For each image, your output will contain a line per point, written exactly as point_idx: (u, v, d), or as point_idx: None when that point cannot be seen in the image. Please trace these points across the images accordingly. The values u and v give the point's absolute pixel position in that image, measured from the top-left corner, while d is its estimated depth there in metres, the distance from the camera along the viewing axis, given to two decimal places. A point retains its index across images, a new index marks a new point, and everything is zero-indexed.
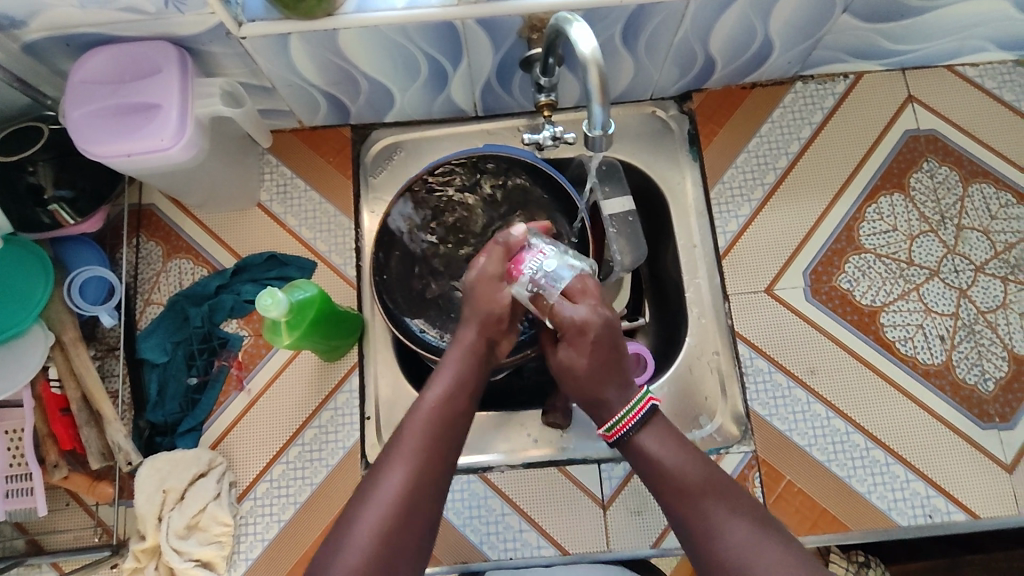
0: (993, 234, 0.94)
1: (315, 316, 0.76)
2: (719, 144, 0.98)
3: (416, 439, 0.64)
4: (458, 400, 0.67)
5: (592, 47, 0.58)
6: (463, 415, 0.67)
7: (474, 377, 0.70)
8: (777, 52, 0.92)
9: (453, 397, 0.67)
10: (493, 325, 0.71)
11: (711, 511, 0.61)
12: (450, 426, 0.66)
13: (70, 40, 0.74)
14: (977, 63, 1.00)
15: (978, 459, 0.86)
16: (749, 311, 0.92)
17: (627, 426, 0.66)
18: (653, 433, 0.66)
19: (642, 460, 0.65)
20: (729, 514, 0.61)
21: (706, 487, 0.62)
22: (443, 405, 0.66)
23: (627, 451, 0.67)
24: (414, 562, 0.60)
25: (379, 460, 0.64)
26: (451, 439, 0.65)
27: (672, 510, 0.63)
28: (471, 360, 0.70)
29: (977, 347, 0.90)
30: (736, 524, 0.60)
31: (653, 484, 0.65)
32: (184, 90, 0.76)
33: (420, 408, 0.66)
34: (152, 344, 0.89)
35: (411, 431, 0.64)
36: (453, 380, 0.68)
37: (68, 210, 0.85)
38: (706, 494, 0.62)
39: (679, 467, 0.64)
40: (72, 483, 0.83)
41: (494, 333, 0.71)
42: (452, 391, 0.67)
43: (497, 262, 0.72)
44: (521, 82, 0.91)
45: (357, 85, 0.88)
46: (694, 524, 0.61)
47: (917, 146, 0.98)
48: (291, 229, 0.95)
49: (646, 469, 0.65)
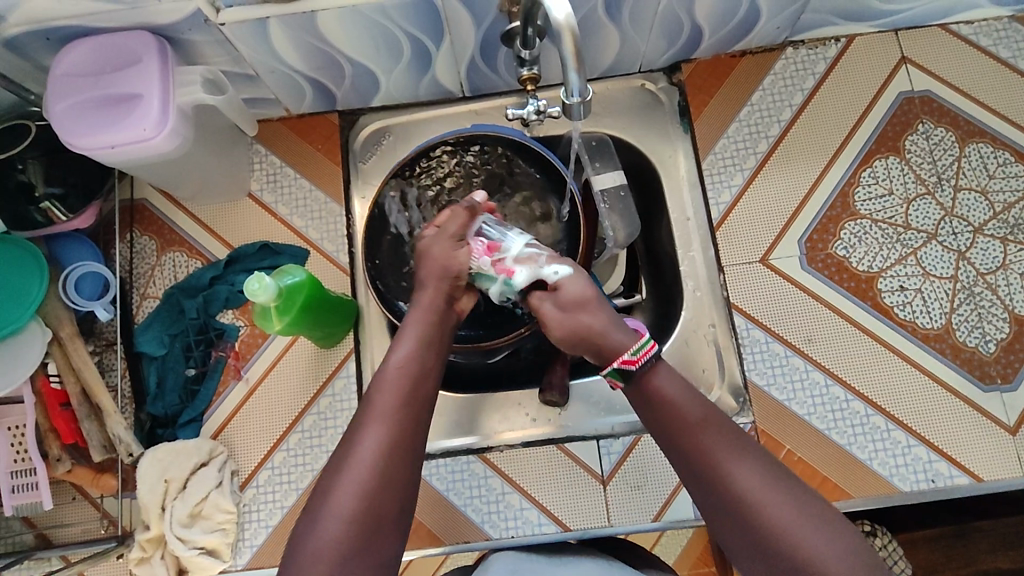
0: (991, 194, 0.92)
1: (305, 300, 0.76)
2: (710, 114, 0.97)
3: (385, 398, 0.63)
4: (424, 356, 0.66)
5: (566, 13, 0.57)
6: (431, 368, 0.66)
7: (436, 337, 0.68)
8: (765, 18, 0.91)
9: (419, 352, 0.66)
10: (450, 281, 0.70)
11: (724, 453, 0.59)
12: (419, 386, 0.64)
13: (50, 34, 0.74)
14: (971, 21, 0.98)
15: (979, 421, 0.86)
16: (744, 282, 0.92)
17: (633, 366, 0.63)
18: (660, 373, 0.63)
19: (654, 401, 0.62)
20: (741, 457, 0.59)
21: (719, 432, 0.60)
22: (410, 363, 0.65)
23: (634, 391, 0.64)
24: (400, 518, 0.60)
25: (353, 423, 0.63)
26: (421, 398, 0.64)
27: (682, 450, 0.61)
28: (430, 319, 0.68)
29: (977, 309, 0.89)
30: (748, 468, 0.58)
31: (663, 427, 0.62)
32: (165, 79, 0.76)
33: (386, 369, 0.65)
34: (149, 337, 0.90)
35: (379, 392, 0.63)
36: (418, 337, 0.67)
37: (59, 207, 0.86)
38: (719, 436, 0.60)
39: (691, 408, 0.61)
40: (76, 475, 0.85)
41: (452, 290, 0.70)
42: (417, 347, 0.66)
43: (458, 227, 0.70)
44: (505, 58, 0.90)
45: (341, 69, 0.88)
46: (708, 467, 0.59)
47: (912, 108, 0.96)
48: (282, 217, 0.95)
49: (654, 410, 0.62)
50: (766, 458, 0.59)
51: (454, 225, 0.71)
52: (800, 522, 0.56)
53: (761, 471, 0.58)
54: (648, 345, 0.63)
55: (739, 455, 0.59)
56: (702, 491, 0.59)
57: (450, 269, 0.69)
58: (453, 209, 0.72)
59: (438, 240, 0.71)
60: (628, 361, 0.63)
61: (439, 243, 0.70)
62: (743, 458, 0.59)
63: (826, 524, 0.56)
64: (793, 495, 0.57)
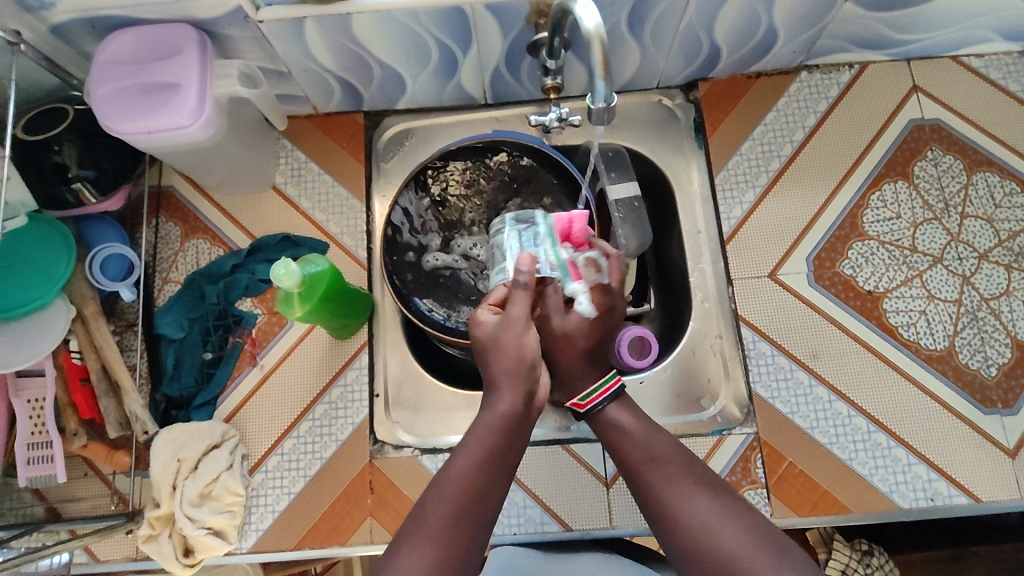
0: (996, 222, 0.95)
1: (326, 290, 0.78)
2: (725, 131, 0.99)
3: (441, 510, 0.63)
4: (487, 466, 0.66)
5: (595, 23, 0.60)
6: (490, 484, 0.65)
7: (500, 451, 0.66)
8: (781, 41, 0.93)
9: (480, 468, 0.65)
10: (526, 369, 0.68)
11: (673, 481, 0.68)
12: (476, 501, 0.64)
13: (96, 22, 0.77)
14: (982, 54, 1.01)
15: (978, 442, 0.87)
16: (752, 296, 0.94)
17: (598, 398, 0.74)
18: (623, 413, 0.74)
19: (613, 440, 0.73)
20: (689, 491, 0.67)
21: (672, 461, 0.69)
22: (467, 479, 0.65)
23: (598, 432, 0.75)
24: None
25: (403, 535, 0.64)
26: (477, 513, 0.64)
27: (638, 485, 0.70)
28: (497, 433, 0.66)
29: (980, 333, 0.91)
30: (692, 497, 0.66)
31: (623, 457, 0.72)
32: (204, 70, 0.79)
33: (442, 481, 0.65)
34: (168, 320, 0.92)
35: (433, 506, 0.64)
36: (479, 450, 0.66)
37: (91, 189, 0.88)
38: (666, 471, 0.69)
39: (644, 447, 0.71)
40: (90, 451, 0.87)
41: (527, 383, 0.68)
42: (477, 460, 0.65)
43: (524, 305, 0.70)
44: (529, 67, 0.93)
45: (370, 70, 0.90)
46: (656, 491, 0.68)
47: (921, 135, 0.98)
48: (304, 211, 0.98)
49: (613, 449, 0.73)
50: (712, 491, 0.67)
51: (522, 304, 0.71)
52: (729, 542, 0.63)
53: (705, 503, 0.66)
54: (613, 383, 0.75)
55: (685, 487, 0.67)
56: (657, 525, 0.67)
57: (523, 355, 0.68)
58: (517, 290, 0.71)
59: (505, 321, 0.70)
60: (580, 403, 0.74)
61: (504, 328, 0.69)
62: (686, 488, 0.67)
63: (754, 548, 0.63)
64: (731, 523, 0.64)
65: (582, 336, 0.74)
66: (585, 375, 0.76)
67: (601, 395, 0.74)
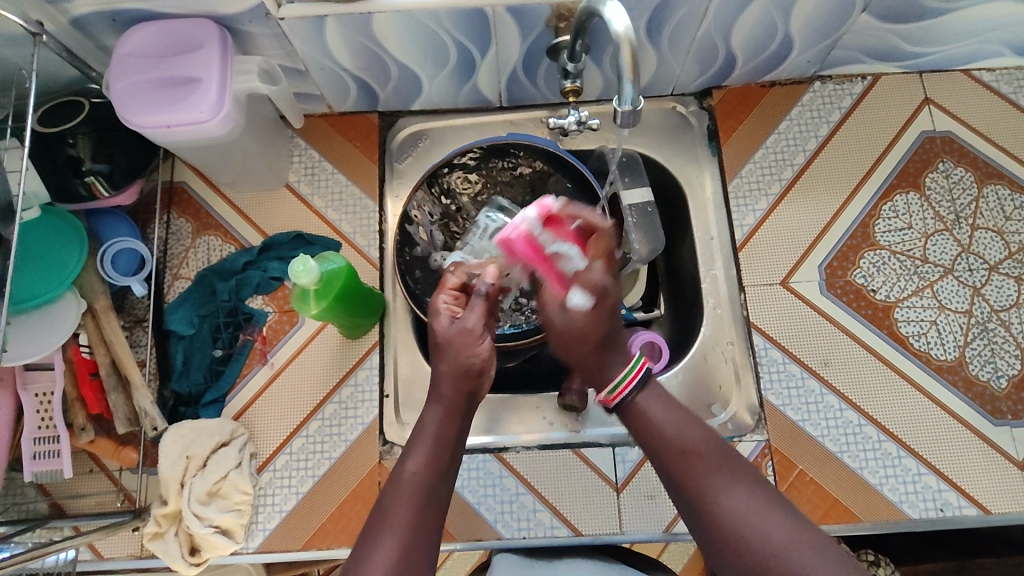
0: (1007, 234, 0.95)
1: (341, 288, 0.78)
2: (739, 138, 1.00)
3: (402, 504, 0.64)
4: (440, 461, 0.68)
5: (625, 26, 0.60)
6: (444, 475, 0.68)
7: (450, 443, 0.69)
8: (797, 50, 0.94)
9: (433, 459, 0.67)
10: (471, 378, 0.69)
11: (712, 476, 0.64)
12: (432, 491, 0.66)
13: (117, 15, 0.77)
14: (993, 68, 1.02)
15: (988, 453, 0.87)
16: (765, 304, 0.94)
17: (627, 388, 0.68)
18: (649, 395, 0.68)
19: (642, 426, 0.67)
20: (728, 481, 0.63)
21: (706, 445, 0.65)
22: (424, 470, 0.66)
23: (627, 416, 0.69)
24: None
25: (366, 533, 0.64)
26: (435, 505, 0.66)
27: (671, 472, 0.66)
28: (448, 424, 0.69)
29: (990, 344, 0.91)
30: (733, 489, 0.63)
31: (655, 455, 0.67)
32: (225, 66, 0.79)
33: (399, 475, 0.66)
34: (179, 316, 0.92)
35: (394, 499, 0.65)
36: (432, 442, 0.68)
37: (103, 182, 0.88)
38: (705, 459, 0.64)
39: (677, 433, 0.66)
40: (98, 446, 0.85)
41: (473, 388, 0.70)
42: (430, 451, 0.68)
43: (479, 320, 0.70)
44: (546, 71, 0.93)
45: (387, 70, 0.90)
46: (698, 492, 0.63)
47: (933, 147, 0.99)
48: (318, 210, 0.97)
49: (643, 433, 0.67)
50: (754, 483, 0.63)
51: (474, 318, 0.71)
52: (793, 542, 0.59)
53: (745, 494, 0.62)
54: (641, 365, 0.69)
55: (721, 478, 0.64)
56: (694, 516, 0.64)
57: (471, 367, 0.69)
58: (472, 300, 0.72)
59: (457, 333, 0.70)
60: (607, 398, 0.69)
61: (460, 337, 0.69)
62: (726, 479, 0.63)
63: (814, 545, 0.59)
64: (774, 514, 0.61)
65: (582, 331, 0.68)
66: (613, 359, 0.69)
67: (628, 385, 0.68)
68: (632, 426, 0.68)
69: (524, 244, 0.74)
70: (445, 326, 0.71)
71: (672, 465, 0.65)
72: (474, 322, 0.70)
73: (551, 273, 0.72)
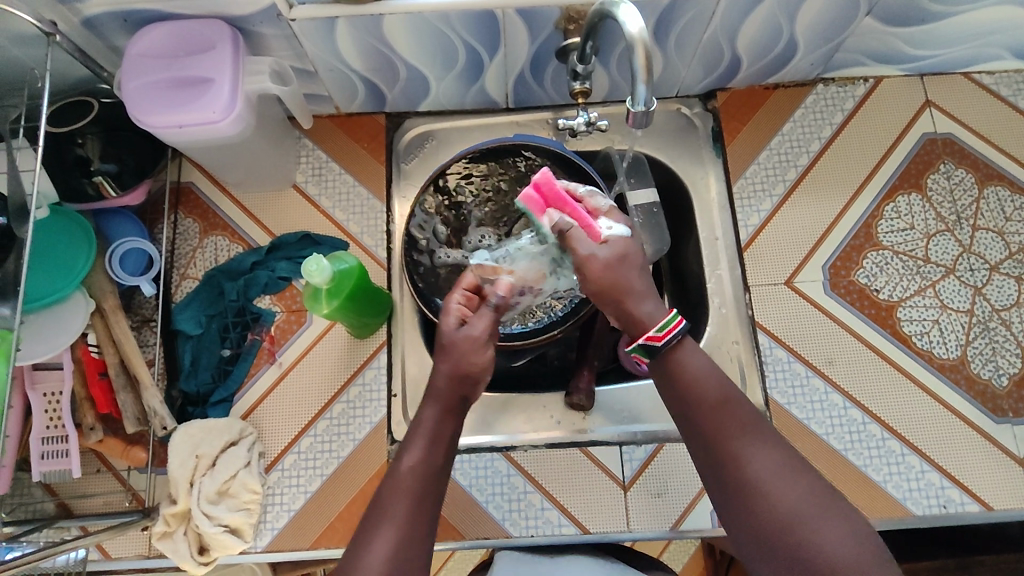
0: (1007, 235, 0.97)
1: (353, 288, 0.79)
2: (743, 140, 1.01)
3: (398, 498, 0.64)
4: (436, 456, 0.67)
5: (639, 28, 0.61)
6: (441, 471, 0.67)
7: (446, 438, 0.69)
8: (801, 53, 0.95)
9: (429, 454, 0.67)
10: (468, 383, 0.70)
11: (743, 440, 0.61)
12: (430, 487, 0.66)
13: (128, 16, 0.77)
14: (992, 72, 1.04)
15: (990, 451, 0.88)
16: (769, 304, 0.95)
17: (672, 335, 0.64)
18: (691, 348, 0.65)
19: (676, 376, 0.64)
20: (758, 446, 0.61)
21: (737, 410, 0.63)
22: (421, 465, 0.66)
23: (660, 366, 0.65)
24: None
25: (363, 527, 0.64)
26: (434, 499, 0.66)
27: (700, 427, 0.63)
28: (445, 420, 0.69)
29: (991, 343, 0.92)
30: (765, 455, 0.61)
31: (684, 405, 0.64)
32: (236, 66, 0.79)
33: (395, 471, 0.66)
34: (187, 316, 0.92)
35: (392, 497, 0.64)
36: (428, 439, 0.68)
37: (112, 183, 0.88)
38: (737, 422, 0.62)
39: (713, 391, 0.63)
40: (106, 446, 0.86)
41: (469, 390, 0.71)
42: (427, 447, 0.68)
43: (484, 330, 0.70)
44: (553, 73, 0.94)
45: (396, 71, 0.91)
46: (727, 451, 0.61)
47: (934, 149, 1.00)
48: (325, 210, 0.98)
49: (676, 385, 0.64)
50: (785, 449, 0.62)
51: (480, 326, 0.71)
52: (816, 512, 0.58)
53: (774, 460, 0.61)
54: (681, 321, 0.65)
55: (752, 441, 0.61)
56: (718, 473, 0.62)
57: (470, 371, 0.70)
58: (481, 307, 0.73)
59: (462, 338, 0.70)
60: (657, 336, 0.64)
61: (465, 342, 0.70)
62: (757, 444, 0.61)
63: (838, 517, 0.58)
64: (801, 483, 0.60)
65: (617, 271, 0.66)
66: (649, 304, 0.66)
67: (674, 330, 0.64)
68: (664, 376, 0.65)
69: (539, 199, 0.70)
70: (449, 329, 0.72)
71: (704, 421, 0.63)
72: (479, 330, 0.71)
73: (578, 216, 0.69)
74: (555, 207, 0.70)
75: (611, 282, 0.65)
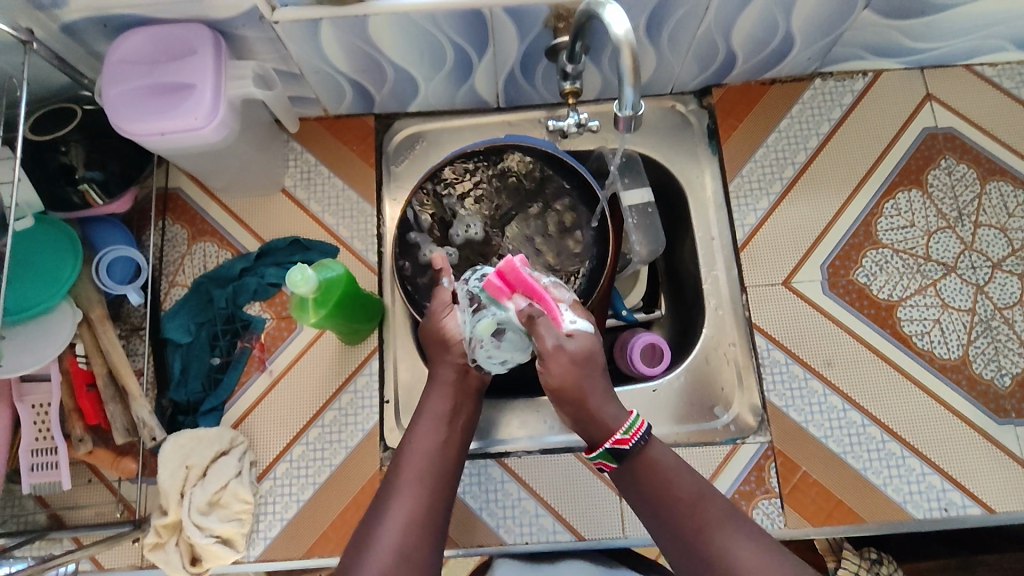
0: (1010, 231, 0.95)
1: (340, 296, 0.78)
2: (738, 138, 0.99)
3: (410, 471, 0.71)
4: (443, 431, 0.74)
5: (625, 29, 0.59)
6: (449, 445, 0.74)
7: (452, 414, 0.75)
8: (797, 48, 0.93)
9: (436, 430, 0.73)
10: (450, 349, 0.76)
11: (719, 530, 0.65)
12: (438, 461, 0.72)
13: (108, 22, 0.76)
14: (994, 63, 1.01)
15: (992, 452, 0.87)
16: (766, 305, 0.93)
17: (637, 435, 0.69)
18: (657, 449, 0.70)
19: (647, 478, 0.69)
20: (737, 537, 0.65)
21: (710, 503, 0.67)
22: (428, 441, 0.73)
23: (628, 474, 0.71)
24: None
25: (380, 498, 0.70)
26: (443, 471, 0.72)
27: (674, 529, 0.67)
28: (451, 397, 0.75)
29: (994, 343, 0.91)
30: (744, 544, 0.64)
31: (657, 509, 0.68)
32: (218, 72, 0.78)
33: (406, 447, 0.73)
34: (176, 324, 0.91)
35: (402, 482, 0.70)
36: (434, 416, 0.74)
37: (97, 190, 0.86)
38: (712, 516, 0.66)
39: (684, 487, 0.68)
40: (96, 457, 0.85)
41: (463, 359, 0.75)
42: (433, 426, 0.74)
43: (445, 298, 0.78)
44: (544, 72, 0.93)
45: (383, 72, 0.89)
46: (703, 546, 0.65)
47: (935, 144, 0.98)
48: (314, 214, 0.96)
49: (648, 492, 0.69)
50: (761, 537, 0.65)
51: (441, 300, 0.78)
52: None
53: (754, 550, 0.64)
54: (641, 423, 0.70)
55: (730, 531, 0.65)
56: (698, 571, 0.65)
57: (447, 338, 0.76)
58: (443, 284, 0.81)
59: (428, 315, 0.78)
60: (623, 438, 0.69)
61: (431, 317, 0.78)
62: (735, 535, 0.65)
63: None
64: (783, 568, 0.63)
65: (580, 373, 0.70)
66: (613, 412, 0.70)
67: (639, 431, 0.69)
68: (631, 478, 0.70)
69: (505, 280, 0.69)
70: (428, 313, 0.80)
71: (678, 521, 0.67)
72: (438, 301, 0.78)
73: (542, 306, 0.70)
74: (520, 293, 0.69)
75: (573, 383, 0.70)
